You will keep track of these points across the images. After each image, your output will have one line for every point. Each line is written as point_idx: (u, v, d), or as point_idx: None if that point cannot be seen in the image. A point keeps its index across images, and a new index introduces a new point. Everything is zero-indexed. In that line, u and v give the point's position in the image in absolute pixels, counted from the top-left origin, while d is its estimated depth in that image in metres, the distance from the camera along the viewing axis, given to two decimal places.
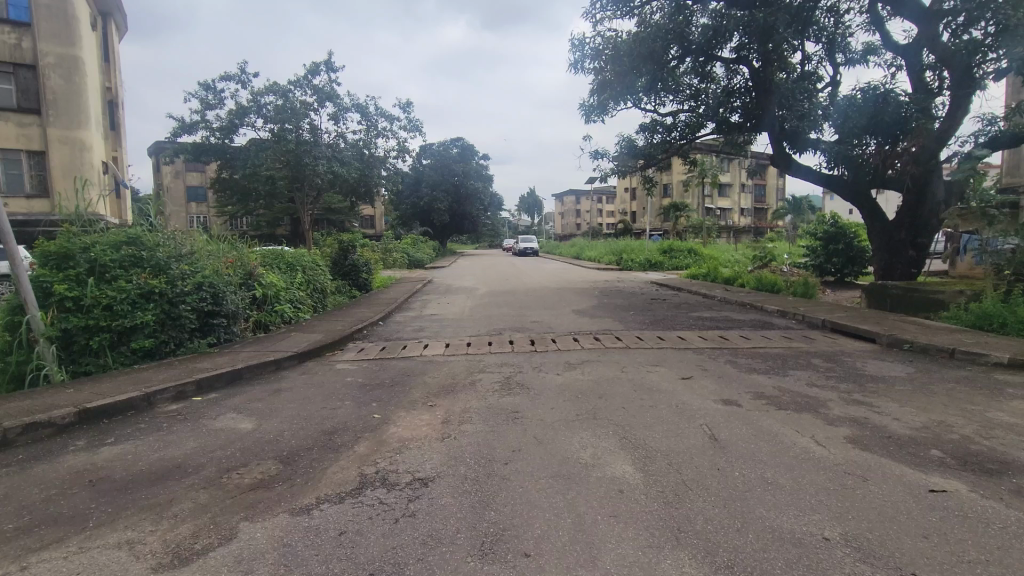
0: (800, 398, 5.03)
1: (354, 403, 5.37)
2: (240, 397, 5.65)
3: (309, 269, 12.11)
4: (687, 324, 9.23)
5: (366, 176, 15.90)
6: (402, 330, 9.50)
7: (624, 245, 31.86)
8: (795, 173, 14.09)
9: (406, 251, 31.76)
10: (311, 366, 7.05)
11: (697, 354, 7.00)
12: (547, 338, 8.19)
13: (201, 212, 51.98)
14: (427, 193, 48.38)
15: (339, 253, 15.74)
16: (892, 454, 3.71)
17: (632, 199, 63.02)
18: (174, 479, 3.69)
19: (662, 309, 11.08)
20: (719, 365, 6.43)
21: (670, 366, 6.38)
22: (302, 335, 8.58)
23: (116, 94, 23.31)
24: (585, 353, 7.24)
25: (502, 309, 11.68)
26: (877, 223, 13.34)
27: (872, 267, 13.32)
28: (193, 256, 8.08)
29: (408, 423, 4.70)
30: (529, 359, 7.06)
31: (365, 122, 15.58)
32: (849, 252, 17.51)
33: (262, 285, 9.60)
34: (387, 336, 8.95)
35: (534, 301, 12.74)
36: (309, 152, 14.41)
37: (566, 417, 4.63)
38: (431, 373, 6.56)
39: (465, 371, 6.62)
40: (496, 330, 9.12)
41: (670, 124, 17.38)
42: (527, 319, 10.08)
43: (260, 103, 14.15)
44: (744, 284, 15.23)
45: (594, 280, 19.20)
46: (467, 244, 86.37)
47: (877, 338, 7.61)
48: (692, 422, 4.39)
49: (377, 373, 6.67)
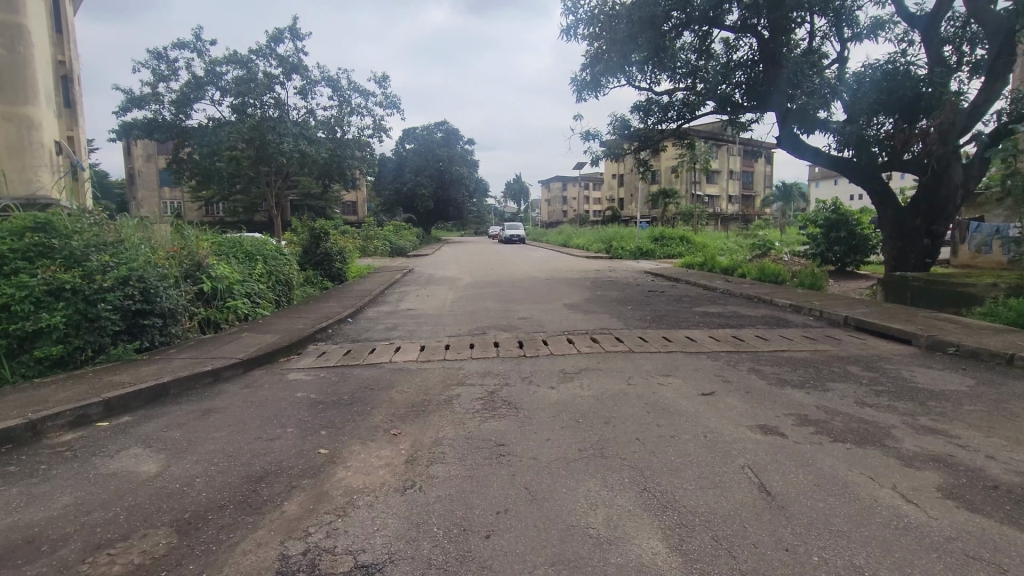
0: (856, 424, 4.03)
1: (298, 432, 4.28)
2: (156, 423, 4.52)
3: (272, 260, 10.93)
4: (693, 322, 8.24)
5: (339, 156, 14.66)
6: (372, 329, 8.40)
7: (613, 233, 30.72)
8: (801, 155, 13.12)
9: (388, 238, 30.48)
10: (257, 377, 5.91)
11: (714, 361, 5.98)
12: (536, 340, 7.14)
13: (175, 198, 50.06)
14: (411, 178, 46.93)
15: (310, 241, 14.63)
16: (1017, 520, 2.70)
17: (620, 185, 62.03)
18: (11, 567, 2.58)
19: (662, 303, 10.07)
20: (742, 376, 5.43)
21: (684, 378, 5.36)
22: (254, 336, 7.44)
23: (69, 68, 21.61)
24: (581, 359, 6.20)
25: (487, 303, 10.60)
26: (888, 209, 12.35)
27: (883, 256, 12.33)
28: (121, 245, 6.90)
29: (361, 465, 3.62)
30: (516, 367, 6.00)
31: (337, 97, 14.33)
32: (851, 241, 16.63)
33: (210, 278, 8.42)
34: (354, 337, 7.83)
35: (522, 294, 11.67)
36: (274, 129, 13.17)
37: (564, 456, 3.58)
38: (398, 386, 5.49)
39: (441, 382, 5.56)
40: (479, 329, 8.05)
41: (666, 103, 16.29)
42: (514, 316, 9.01)
43: (218, 74, 12.82)
44: (744, 274, 14.27)
45: (583, 270, 18.15)
46: (452, 232, 85.06)
47: (915, 339, 6.65)
48: (731, 466, 3.36)
49: (335, 385, 5.58)
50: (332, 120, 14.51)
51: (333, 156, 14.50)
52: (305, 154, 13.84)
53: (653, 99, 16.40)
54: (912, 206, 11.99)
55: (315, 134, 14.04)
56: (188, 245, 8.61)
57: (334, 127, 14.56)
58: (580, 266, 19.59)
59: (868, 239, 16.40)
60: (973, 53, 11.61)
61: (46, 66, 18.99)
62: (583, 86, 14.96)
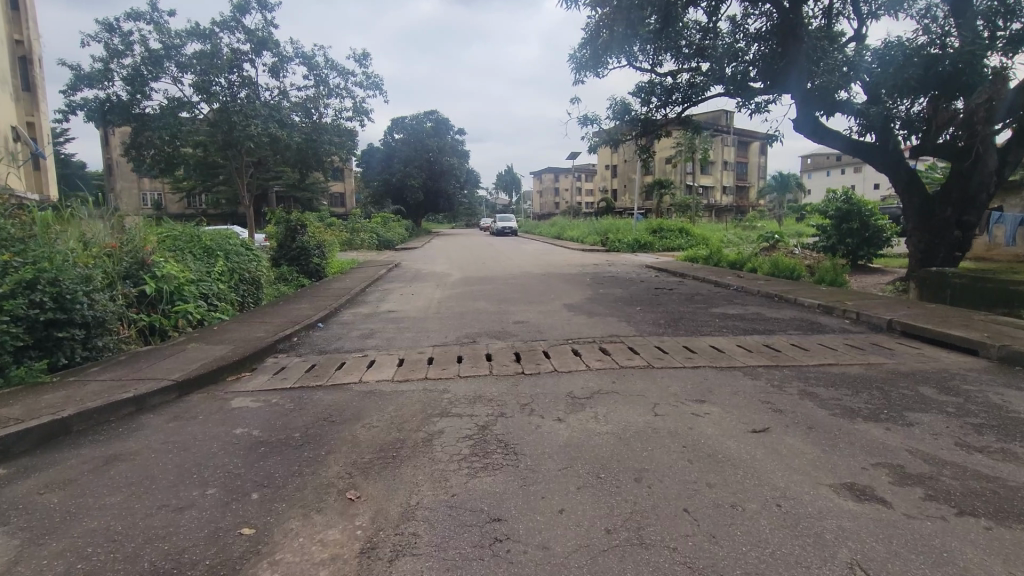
0: (978, 484, 2.97)
1: (221, 495, 3.16)
2: (38, 479, 3.40)
3: (237, 257, 9.77)
4: (713, 326, 7.17)
5: (315, 142, 13.43)
6: (345, 336, 7.28)
7: (609, 225, 29.64)
8: (819, 140, 12.11)
9: (376, 230, 29.14)
10: (193, 404, 4.78)
11: (754, 380, 4.92)
12: (535, 351, 6.04)
13: (155, 188, 48.54)
14: (400, 168, 45.55)
15: (285, 234, 13.49)
16: None
17: (614, 176, 60.85)
18: None
19: (673, 303, 9.02)
20: (793, 400, 4.37)
21: (725, 406, 4.29)
22: (203, 348, 6.30)
23: (28, 50, 20.25)
24: (590, 377, 5.11)
25: (477, 303, 9.48)
26: (915, 199, 11.22)
27: (909, 249, 11.23)
28: (34, 242, 5.80)
29: (294, 561, 2.51)
30: (513, 389, 4.89)
31: (312, 76, 13.05)
32: (865, 232, 15.63)
33: (155, 278, 7.26)
34: (322, 347, 6.71)
35: (516, 292, 10.58)
36: (242, 111, 11.98)
37: (586, 546, 2.51)
38: (367, 417, 4.37)
39: (419, 411, 4.45)
40: (468, 335, 6.95)
41: (670, 85, 15.18)
42: (508, 319, 7.92)
43: (179, 47, 11.55)
44: (755, 269, 13.24)
45: (581, 264, 17.10)
46: (443, 225, 83.94)
47: (984, 350, 5.60)
48: (835, 567, 2.29)
49: (288, 416, 4.46)
50: (307, 101, 13.24)
51: (308, 141, 13.26)
52: (276, 138, 12.62)
53: (656, 80, 15.30)
54: (943, 194, 10.92)
55: (288, 118, 12.81)
56: (128, 242, 7.47)
57: (311, 110, 13.33)
58: (576, 261, 18.60)
59: (883, 231, 15.40)
60: (1011, 27, 10.42)
61: (2, 45, 17.69)
62: (583, 67, 14.74)
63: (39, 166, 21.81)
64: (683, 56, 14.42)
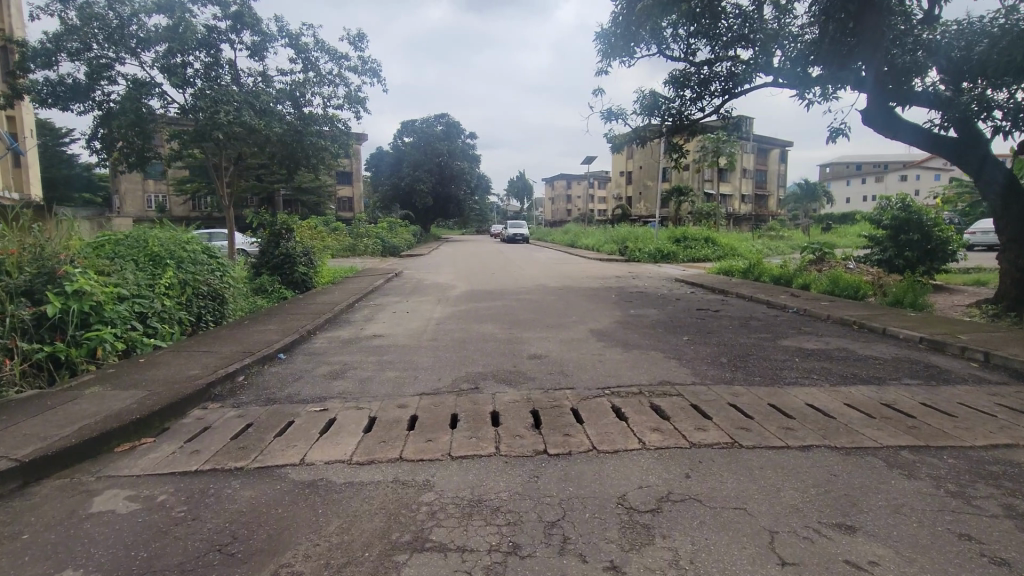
0: None
1: None
2: None
3: (198, 266, 8.12)
4: (797, 371, 5.34)
5: (300, 134, 11.79)
6: (308, 375, 5.52)
7: (628, 233, 27.90)
8: (888, 133, 10.33)
9: (380, 236, 27.51)
10: (34, 504, 3.07)
11: (914, 480, 3.11)
12: (561, 411, 4.27)
13: (159, 191, 47.41)
14: (408, 172, 44.05)
15: (267, 239, 11.90)
16: None
17: (627, 183, 58.91)
18: None
19: (727, 331, 7.21)
20: (1012, 533, 2.55)
21: (900, 547, 2.48)
22: (103, 395, 4.58)
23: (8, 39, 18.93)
24: (650, 464, 3.34)
25: (484, 327, 7.76)
26: (1014, 207, 9.26)
27: (1003, 266, 9.32)
28: None
29: None
30: (531, 487, 3.11)
31: (298, 61, 11.45)
32: (926, 244, 13.76)
33: (65, 295, 5.63)
34: (271, 394, 4.97)
35: (530, 313, 8.82)
36: (213, 97, 10.44)
37: None
38: (289, 547, 2.62)
39: (377, 537, 2.68)
40: (468, 379, 5.21)
41: (706, 75, 13.41)
42: (521, 354, 6.14)
43: (141, 21, 10.04)
44: (809, 287, 11.41)
45: (601, 276, 15.35)
46: (452, 231, 82.50)
47: None
48: None
49: (165, 539, 2.72)
50: (293, 88, 11.62)
51: (292, 134, 11.63)
52: (255, 130, 11.03)
53: (691, 70, 13.54)
54: None
55: (269, 106, 11.19)
56: (35, 250, 5.86)
57: (298, 99, 11.71)
58: (596, 272, 16.83)
59: (948, 243, 13.47)
60: None
61: None
62: (611, 50, 13.35)
63: (20, 164, 20.47)
64: (720, 43, 12.74)
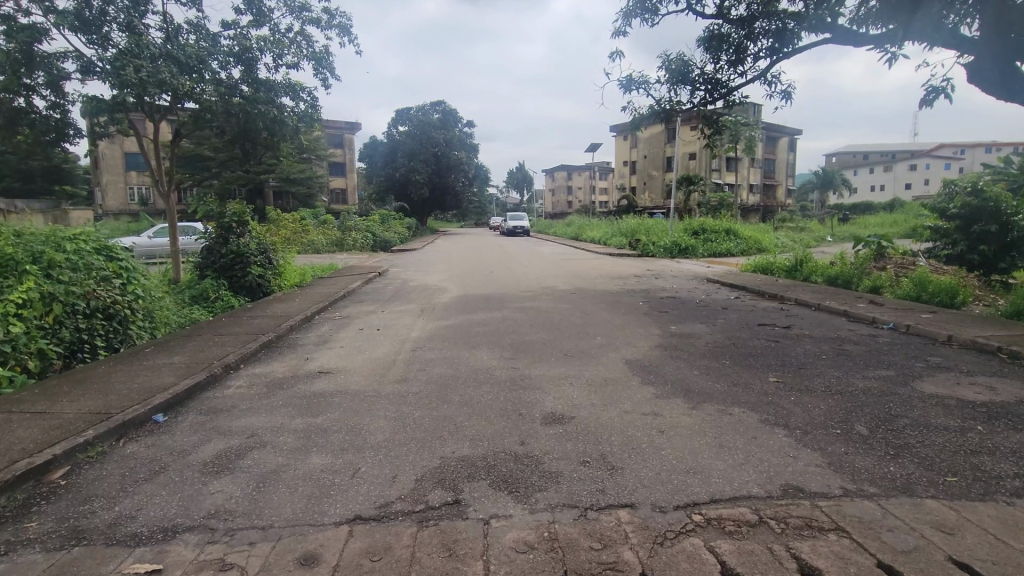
0: None
1: None
2: None
3: (82, 273, 5.85)
4: (1007, 459, 3.11)
5: (248, 101, 9.48)
6: (178, 465, 3.30)
7: (640, 224, 25.68)
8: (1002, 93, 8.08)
9: (371, 229, 25.22)
10: None
11: None
12: None
13: (143, 182, 44.89)
14: (403, 162, 41.78)
15: (214, 235, 9.72)
16: None
17: (631, 172, 56.56)
18: None
19: (827, 366, 4.99)
20: None
21: None
22: None
23: None
24: None
25: (479, 356, 5.55)
26: None
27: None
28: None
29: None
30: None
31: (246, 12, 9.17)
32: (1006, 237, 11.47)
33: None
34: (84, 518, 2.75)
35: (541, 332, 6.58)
36: (126, 49, 8.12)
37: None
38: None
39: None
40: (443, 482, 2.99)
41: (747, 34, 11.06)
42: (532, 415, 3.92)
43: None
44: (885, 291, 9.17)
45: (618, 275, 13.15)
46: (451, 223, 80.35)
47: None
48: None
49: None
50: (240, 46, 9.30)
51: (238, 101, 9.34)
52: (185, 93, 8.67)
53: (728, 28, 11.20)
54: None
55: (202, 64, 8.84)
56: None
57: (247, 59, 9.38)
58: (611, 270, 14.55)
59: None
60: None
61: None
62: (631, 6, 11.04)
63: None
64: None
